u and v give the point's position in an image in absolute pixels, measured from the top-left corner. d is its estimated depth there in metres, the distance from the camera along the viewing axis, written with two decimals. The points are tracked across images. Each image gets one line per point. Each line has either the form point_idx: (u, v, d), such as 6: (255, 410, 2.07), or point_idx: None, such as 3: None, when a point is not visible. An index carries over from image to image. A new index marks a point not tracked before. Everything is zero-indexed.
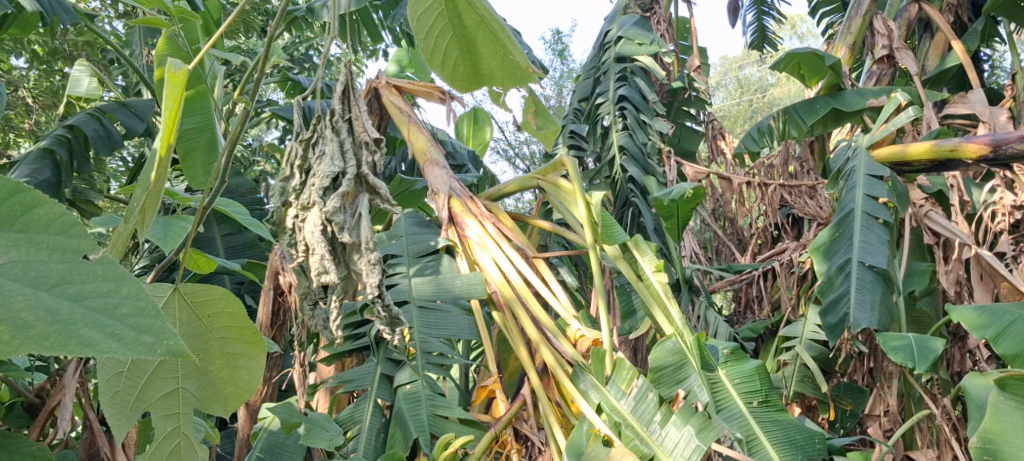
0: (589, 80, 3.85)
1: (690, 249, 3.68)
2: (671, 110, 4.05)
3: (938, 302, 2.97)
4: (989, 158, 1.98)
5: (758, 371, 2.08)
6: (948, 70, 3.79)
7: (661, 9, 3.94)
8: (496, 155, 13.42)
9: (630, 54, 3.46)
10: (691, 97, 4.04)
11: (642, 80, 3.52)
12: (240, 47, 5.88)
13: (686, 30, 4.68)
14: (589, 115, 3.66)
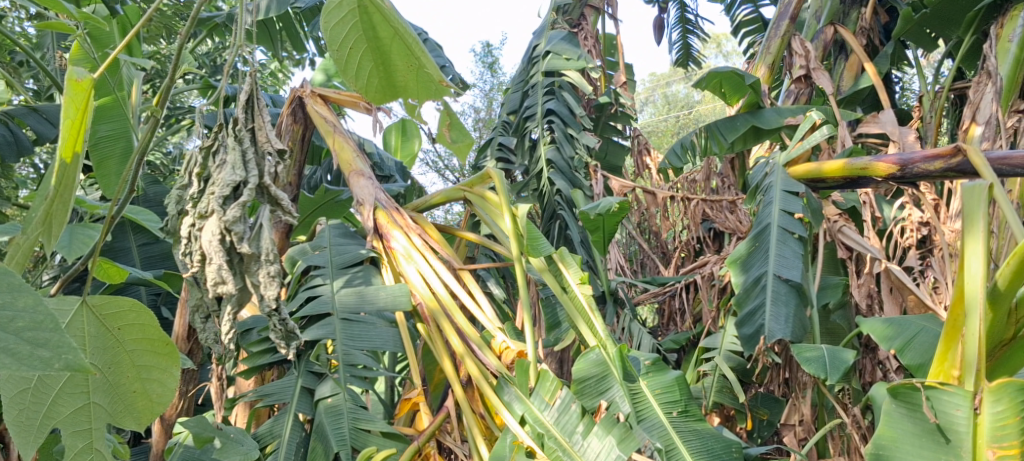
0: (516, 93, 3.84)
1: (615, 263, 3.68)
2: (598, 125, 4.13)
3: (851, 315, 3.04)
4: (896, 175, 2.06)
5: (679, 382, 2.14)
6: (860, 91, 3.91)
7: (588, 25, 4.01)
8: (428, 165, 13.32)
9: (557, 68, 3.48)
10: (618, 112, 4.10)
11: (569, 95, 3.55)
12: (160, 52, 5.69)
13: (612, 46, 4.74)
14: (518, 127, 3.67)
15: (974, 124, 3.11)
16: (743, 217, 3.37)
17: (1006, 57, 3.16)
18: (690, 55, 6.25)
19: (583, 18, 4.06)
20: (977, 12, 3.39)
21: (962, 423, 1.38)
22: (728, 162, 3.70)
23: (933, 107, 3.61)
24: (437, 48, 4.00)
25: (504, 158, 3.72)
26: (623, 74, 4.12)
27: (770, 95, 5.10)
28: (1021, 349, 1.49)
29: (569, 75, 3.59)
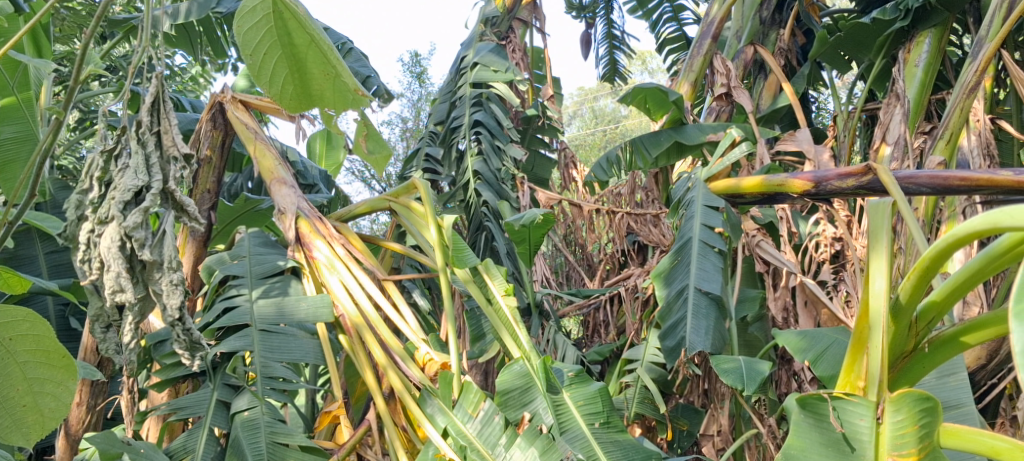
0: (444, 104, 3.83)
1: (541, 274, 3.74)
2: (525, 137, 4.15)
3: (769, 327, 3.08)
4: (812, 192, 2.13)
5: (601, 393, 2.14)
6: (778, 110, 4.02)
7: (515, 38, 4.04)
8: (357, 175, 13.12)
9: (485, 80, 3.50)
10: (545, 125, 4.14)
11: (496, 107, 3.57)
12: (70, 52, 5.46)
13: (540, 59, 4.77)
14: (444, 138, 3.63)
15: (884, 144, 3.21)
16: (667, 230, 3.42)
17: (912, 80, 3.27)
18: (617, 70, 6.35)
19: (512, 30, 4.10)
20: (887, 37, 3.53)
21: (864, 432, 1.43)
22: (652, 177, 3.72)
23: (846, 127, 3.74)
24: (363, 57, 3.93)
25: (430, 168, 3.64)
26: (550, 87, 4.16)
27: (693, 111, 5.22)
28: (920, 362, 1.55)
29: (495, 86, 3.59)
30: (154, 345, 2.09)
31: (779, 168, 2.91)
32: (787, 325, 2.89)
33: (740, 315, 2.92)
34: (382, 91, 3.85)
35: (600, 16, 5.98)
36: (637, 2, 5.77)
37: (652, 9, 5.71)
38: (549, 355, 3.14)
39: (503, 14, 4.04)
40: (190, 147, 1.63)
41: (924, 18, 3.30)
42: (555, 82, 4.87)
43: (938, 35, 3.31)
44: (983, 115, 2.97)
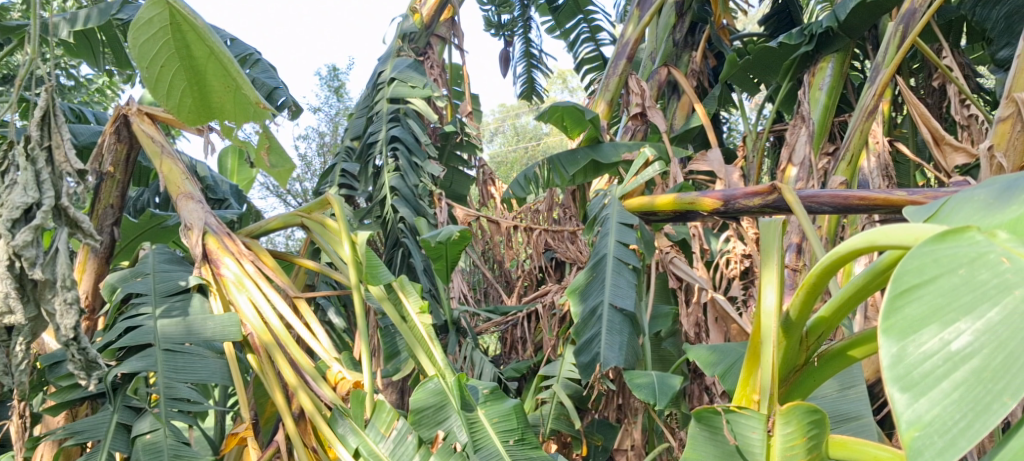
0: (361, 119, 3.80)
1: (459, 290, 3.73)
2: (444, 154, 4.15)
3: (681, 342, 3.15)
4: (721, 210, 2.18)
5: (515, 410, 2.14)
6: (691, 130, 4.10)
7: (434, 55, 4.12)
8: (277, 189, 12.84)
9: (403, 95, 3.48)
10: (463, 141, 4.14)
11: (414, 123, 3.49)
12: None
13: (459, 76, 4.79)
14: (361, 154, 3.60)
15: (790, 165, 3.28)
16: (584, 247, 3.42)
17: (817, 102, 3.37)
18: (534, 89, 6.42)
19: (428, 46, 4.14)
20: (793, 61, 3.63)
21: (756, 444, 1.47)
22: (571, 193, 3.67)
23: (755, 148, 3.84)
24: (272, 68, 3.84)
25: (347, 184, 3.58)
26: (469, 105, 4.23)
27: (609, 130, 5.30)
28: (812, 374, 1.61)
29: (414, 102, 3.53)
30: (50, 366, 2.00)
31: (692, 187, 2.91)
32: (699, 341, 2.92)
33: (653, 331, 2.95)
34: (292, 104, 3.76)
35: (517, 34, 6.03)
36: (554, 21, 5.89)
37: (570, 30, 5.80)
38: (465, 373, 3.16)
39: (421, 29, 4.03)
40: (83, 164, 1.79)
41: (828, 42, 3.43)
42: (473, 100, 4.87)
43: (841, 60, 3.44)
44: (882, 138, 3.11)
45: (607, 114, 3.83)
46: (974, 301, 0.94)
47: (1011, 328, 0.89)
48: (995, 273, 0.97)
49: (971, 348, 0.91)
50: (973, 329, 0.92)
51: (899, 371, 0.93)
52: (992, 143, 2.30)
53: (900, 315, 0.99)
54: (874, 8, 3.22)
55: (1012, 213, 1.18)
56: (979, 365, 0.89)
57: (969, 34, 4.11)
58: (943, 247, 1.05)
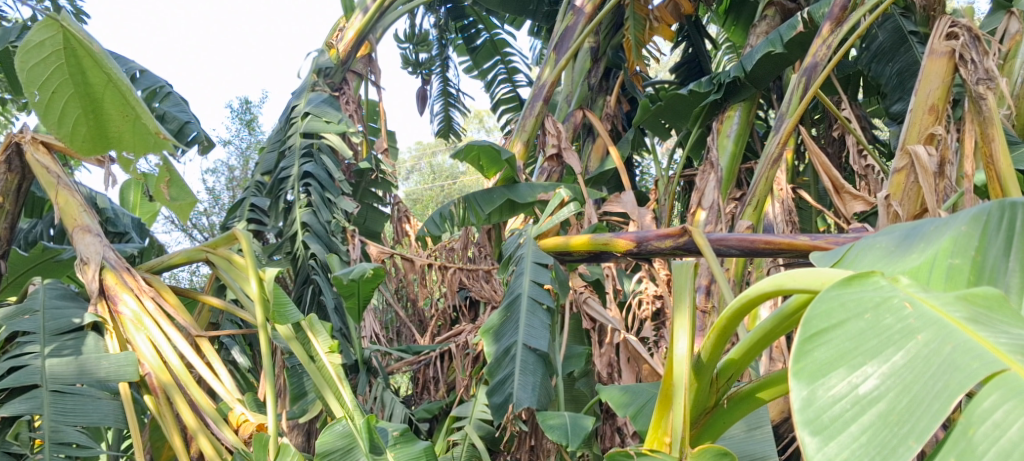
0: (273, 153, 3.69)
1: (371, 329, 3.65)
2: (357, 190, 4.15)
3: (594, 382, 3.16)
4: (634, 251, 2.22)
5: (426, 452, 2.10)
6: (605, 173, 4.19)
7: (349, 90, 4.05)
8: (183, 221, 12.37)
9: (316, 130, 3.44)
10: (377, 178, 4.15)
11: (328, 159, 3.45)
12: None
13: (374, 113, 4.85)
14: (271, 189, 3.47)
15: (699, 209, 3.35)
16: (499, 285, 3.44)
17: (724, 149, 3.48)
18: (452, 127, 6.45)
19: (345, 82, 4.11)
20: (702, 108, 3.76)
21: None
22: (486, 232, 3.59)
23: (666, 192, 3.92)
24: (184, 101, 3.75)
25: (255, 219, 3.46)
26: (385, 142, 4.21)
27: (526, 171, 5.37)
28: (721, 416, 1.62)
29: (329, 137, 3.51)
30: None
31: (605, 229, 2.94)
32: (612, 381, 2.90)
33: (567, 372, 2.92)
34: (204, 139, 3.66)
35: (435, 73, 6.07)
36: (472, 62, 5.98)
37: (487, 70, 5.88)
38: (374, 414, 3.08)
39: (337, 65, 4.03)
40: None
41: (735, 91, 3.58)
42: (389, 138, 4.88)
43: (747, 109, 3.57)
44: (785, 185, 3.24)
45: (523, 154, 3.83)
46: (876, 347, 1.20)
47: (909, 371, 1.14)
48: (896, 319, 1.24)
49: (875, 391, 1.14)
50: (876, 374, 1.16)
51: (810, 415, 1.16)
52: (889, 193, 2.35)
53: (811, 359, 1.24)
54: (778, 60, 3.38)
55: (917, 260, 1.39)
56: (884, 408, 1.11)
57: (866, 87, 4.36)
58: (849, 293, 1.32)
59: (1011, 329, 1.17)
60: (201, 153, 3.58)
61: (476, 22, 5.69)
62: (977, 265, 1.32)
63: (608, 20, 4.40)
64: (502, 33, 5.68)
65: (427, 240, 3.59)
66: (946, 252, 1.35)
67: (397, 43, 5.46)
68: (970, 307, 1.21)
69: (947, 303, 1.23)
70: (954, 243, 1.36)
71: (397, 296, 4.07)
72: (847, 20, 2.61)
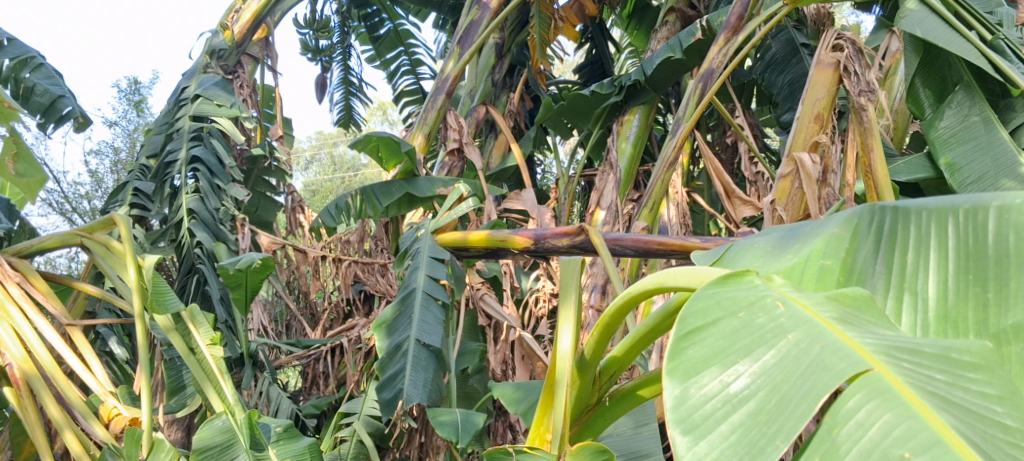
0: (159, 136, 3.53)
1: (258, 322, 3.55)
2: (248, 178, 3.96)
3: (488, 380, 3.12)
4: (531, 248, 2.23)
5: (310, 448, 2.05)
6: (506, 169, 4.22)
7: (243, 74, 3.94)
8: (67, 205, 11.72)
9: (207, 113, 3.35)
10: (271, 166, 4.00)
11: (218, 143, 3.36)
12: None
13: (270, 99, 4.76)
14: (156, 173, 3.32)
15: (597, 209, 3.41)
16: (394, 279, 3.35)
17: (624, 151, 3.54)
18: (352, 118, 6.36)
19: (239, 65, 3.99)
20: (603, 110, 3.78)
21: None
22: (383, 226, 3.49)
23: (567, 191, 3.89)
24: (58, 75, 3.55)
25: (138, 204, 3.30)
26: (281, 129, 4.06)
27: (428, 164, 5.35)
28: (603, 414, 1.61)
29: (220, 122, 3.43)
30: None
31: (504, 226, 2.92)
32: (506, 377, 2.91)
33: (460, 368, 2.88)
34: (80, 115, 3.49)
35: (336, 61, 5.94)
36: (375, 52, 5.90)
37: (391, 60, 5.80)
38: (259, 409, 3.04)
39: (232, 47, 3.91)
40: None
41: (635, 94, 3.63)
42: (285, 124, 4.77)
43: (646, 112, 3.65)
44: (681, 188, 3.27)
45: (424, 148, 3.79)
46: (748, 346, 1.23)
47: (778, 371, 1.18)
48: (768, 318, 1.27)
49: (744, 391, 1.18)
50: (746, 372, 1.19)
51: (681, 414, 1.18)
52: (774, 198, 2.43)
53: (686, 358, 1.25)
54: (676, 65, 3.47)
55: (791, 260, 1.43)
56: (755, 407, 1.15)
57: (759, 96, 4.53)
58: (724, 292, 1.34)
59: (876, 330, 1.23)
60: (76, 130, 3.41)
61: (380, 11, 5.63)
62: (847, 266, 1.36)
63: (513, 16, 4.45)
64: (406, 24, 5.64)
65: (320, 232, 3.43)
66: (818, 253, 1.39)
67: (297, 29, 5.31)
68: (840, 307, 1.26)
69: (817, 302, 1.27)
70: (827, 244, 1.40)
71: (288, 288, 3.98)
72: (741, 30, 2.67)
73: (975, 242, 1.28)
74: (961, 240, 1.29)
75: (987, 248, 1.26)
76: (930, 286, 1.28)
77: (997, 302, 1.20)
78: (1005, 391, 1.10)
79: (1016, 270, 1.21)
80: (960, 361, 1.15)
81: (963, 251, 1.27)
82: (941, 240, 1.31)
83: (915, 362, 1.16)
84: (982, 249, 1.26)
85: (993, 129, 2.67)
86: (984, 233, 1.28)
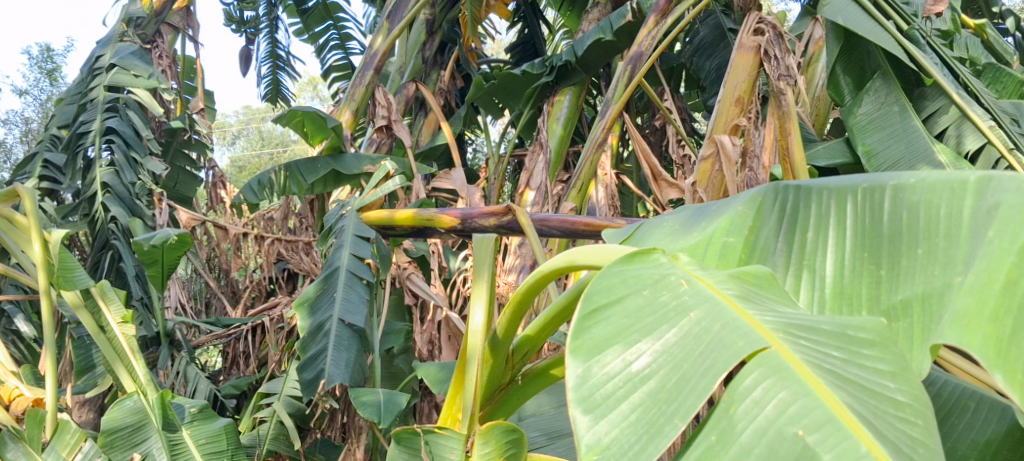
0: (72, 105, 3.42)
1: (175, 300, 3.47)
2: (167, 151, 3.89)
3: (412, 359, 3.15)
4: (459, 228, 2.21)
5: (226, 430, 2.08)
6: (436, 148, 4.19)
7: (163, 44, 3.88)
8: None
9: (123, 83, 3.25)
10: (191, 139, 3.94)
11: (135, 115, 3.29)
12: None
13: (191, 70, 4.65)
14: (68, 143, 3.21)
15: (526, 189, 3.42)
16: (318, 258, 3.39)
17: (554, 132, 3.54)
18: (279, 92, 6.24)
19: (159, 34, 3.90)
20: (534, 89, 3.78)
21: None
22: (308, 203, 3.43)
23: (497, 171, 3.96)
24: None
25: (48, 177, 3.17)
26: (202, 102, 4.05)
27: (355, 142, 5.34)
28: (515, 394, 1.61)
29: (136, 92, 3.34)
30: None
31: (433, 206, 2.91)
32: (432, 357, 2.90)
33: (385, 348, 2.88)
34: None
35: (261, 33, 5.80)
36: (301, 25, 5.65)
37: (318, 33, 5.53)
38: (175, 390, 2.97)
39: (150, 16, 3.82)
40: None
41: (565, 75, 3.65)
42: (205, 96, 4.64)
43: (576, 94, 3.67)
44: (610, 170, 3.25)
45: (351, 124, 3.74)
46: (652, 324, 1.23)
47: (680, 350, 1.18)
48: (671, 296, 1.28)
49: (646, 369, 1.18)
50: (648, 351, 1.20)
51: (583, 393, 1.17)
52: (695, 180, 2.42)
53: (590, 336, 1.25)
54: (607, 47, 3.50)
55: (695, 238, 1.48)
56: (656, 386, 1.15)
57: (687, 80, 4.56)
58: (631, 270, 1.35)
59: (777, 307, 1.24)
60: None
61: None
62: (749, 243, 1.42)
63: None
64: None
65: (241, 208, 3.35)
66: (723, 230, 1.45)
67: None
68: (741, 285, 1.27)
69: (719, 281, 1.29)
70: (731, 222, 1.46)
71: (208, 266, 3.91)
72: (670, 13, 2.69)
73: (871, 221, 1.32)
74: (859, 219, 1.34)
75: (882, 226, 1.30)
76: (827, 263, 1.33)
77: (889, 279, 1.24)
78: (896, 367, 1.12)
79: (908, 249, 1.24)
80: (855, 338, 1.16)
81: (860, 230, 1.32)
82: (840, 219, 1.37)
83: (812, 339, 1.17)
84: (877, 228, 1.31)
85: (908, 118, 2.78)
86: (880, 211, 1.32)
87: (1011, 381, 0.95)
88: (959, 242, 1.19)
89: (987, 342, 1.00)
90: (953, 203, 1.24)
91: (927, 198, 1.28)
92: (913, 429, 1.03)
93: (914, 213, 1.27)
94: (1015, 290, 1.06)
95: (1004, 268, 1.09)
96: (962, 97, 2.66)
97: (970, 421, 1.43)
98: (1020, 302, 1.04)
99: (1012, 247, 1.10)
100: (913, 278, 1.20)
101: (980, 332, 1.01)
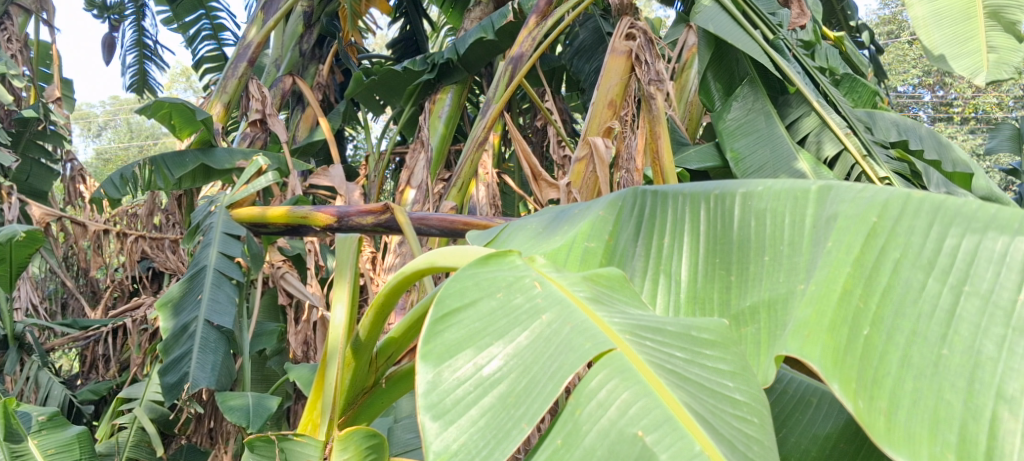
0: None
1: (26, 300, 3.30)
2: (18, 141, 3.75)
3: (285, 361, 3.15)
4: (334, 226, 2.13)
5: (78, 438, 2.10)
6: (314, 144, 4.10)
7: (13, 27, 3.79)
8: None
9: None
10: (46, 130, 3.83)
11: None
12: None
13: (47, 56, 4.39)
14: None
15: (407, 187, 3.41)
16: (185, 256, 3.36)
17: (436, 130, 3.53)
18: (146, 82, 5.99)
19: (8, 15, 3.80)
20: (415, 87, 3.79)
21: None
22: (176, 199, 3.34)
23: (377, 168, 3.95)
24: None
25: None
26: (59, 91, 3.87)
27: (227, 136, 5.19)
28: (378, 397, 1.58)
29: None
30: None
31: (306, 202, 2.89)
32: (305, 358, 2.91)
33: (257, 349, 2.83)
34: None
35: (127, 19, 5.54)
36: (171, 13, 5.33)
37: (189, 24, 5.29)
38: (25, 397, 2.89)
39: None
40: None
41: (447, 73, 3.68)
42: (63, 85, 4.39)
43: (459, 92, 3.68)
44: (491, 169, 3.23)
45: (221, 117, 3.63)
46: (504, 327, 1.24)
47: (530, 352, 1.19)
48: (525, 299, 1.29)
49: (497, 373, 1.18)
50: (500, 354, 1.20)
51: (433, 399, 1.16)
52: (570, 181, 2.47)
53: (441, 340, 1.24)
54: (487, 47, 3.53)
55: (556, 241, 1.50)
56: (506, 390, 1.15)
57: (569, 82, 4.66)
58: (485, 272, 1.35)
59: (626, 309, 1.26)
60: None
61: None
62: (609, 247, 1.44)
63: None
64: None
65: (100, 205, 3.21)
66: (583, 234, 1.46)
67: None
68: (594, 287, 1.30)
69: (572, 282, 1.30)
70: (591, 226, 1.48)
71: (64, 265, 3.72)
72: (551, 16, 2.72)
73: (722, 227, 1.36)
74: (711, 225, 1.38)
75: (732, 232, 1.34)
76: (681, 268, 1.37)
77: (739, 284, 1.28)
78: (738, 368, 1.16)
79: (755, 255, 1.28)
80: (699, 340, 1.19)
81: (712, 235, 1.36)
82: (694, 224, 1.40)
83: (658, 340, 1.19)
84: (728, 233, 1.35)
85: (773, 123, 2.91)
86: (731, 218, 1.36)
87: (846, 389, 1.00)
88: (801, 249, 1.24)
89: (825, 353, 1.05)
90: (797, 211, 1.28)
91: (773, 205, 1.32)
92: (749, 428, 1.07)
93: (761, 221, 1.31)
94: (850, 299, 1.10)
95: (841, 278, 1.13)
96: (822, 105, 2.84)
97: (811, 417, 1.51)
98: (855, 313, 1.08)
99: (848, 256, 1.15)
100: (760, 283, 1.24)
101: (819, 343, 1.06)
